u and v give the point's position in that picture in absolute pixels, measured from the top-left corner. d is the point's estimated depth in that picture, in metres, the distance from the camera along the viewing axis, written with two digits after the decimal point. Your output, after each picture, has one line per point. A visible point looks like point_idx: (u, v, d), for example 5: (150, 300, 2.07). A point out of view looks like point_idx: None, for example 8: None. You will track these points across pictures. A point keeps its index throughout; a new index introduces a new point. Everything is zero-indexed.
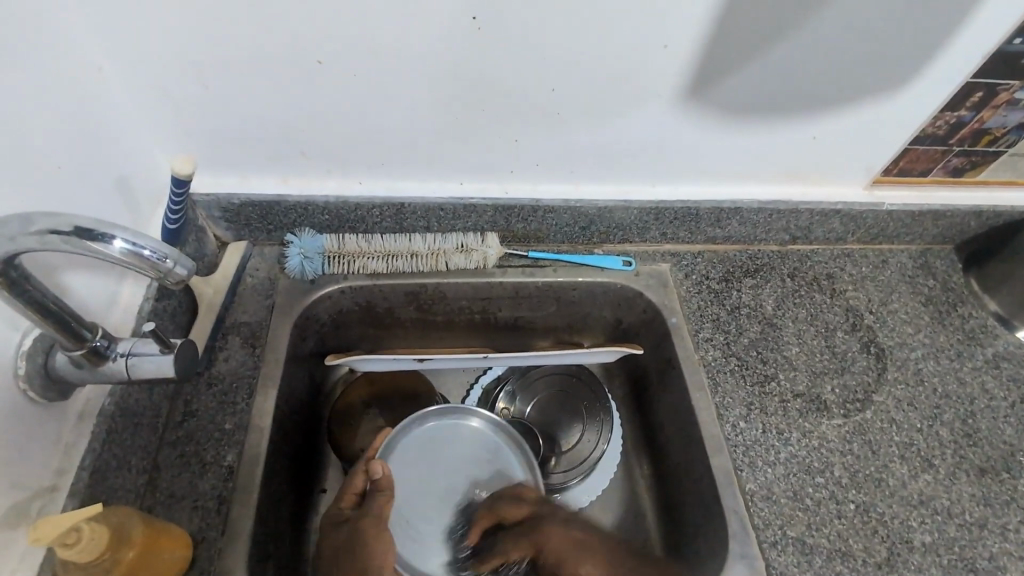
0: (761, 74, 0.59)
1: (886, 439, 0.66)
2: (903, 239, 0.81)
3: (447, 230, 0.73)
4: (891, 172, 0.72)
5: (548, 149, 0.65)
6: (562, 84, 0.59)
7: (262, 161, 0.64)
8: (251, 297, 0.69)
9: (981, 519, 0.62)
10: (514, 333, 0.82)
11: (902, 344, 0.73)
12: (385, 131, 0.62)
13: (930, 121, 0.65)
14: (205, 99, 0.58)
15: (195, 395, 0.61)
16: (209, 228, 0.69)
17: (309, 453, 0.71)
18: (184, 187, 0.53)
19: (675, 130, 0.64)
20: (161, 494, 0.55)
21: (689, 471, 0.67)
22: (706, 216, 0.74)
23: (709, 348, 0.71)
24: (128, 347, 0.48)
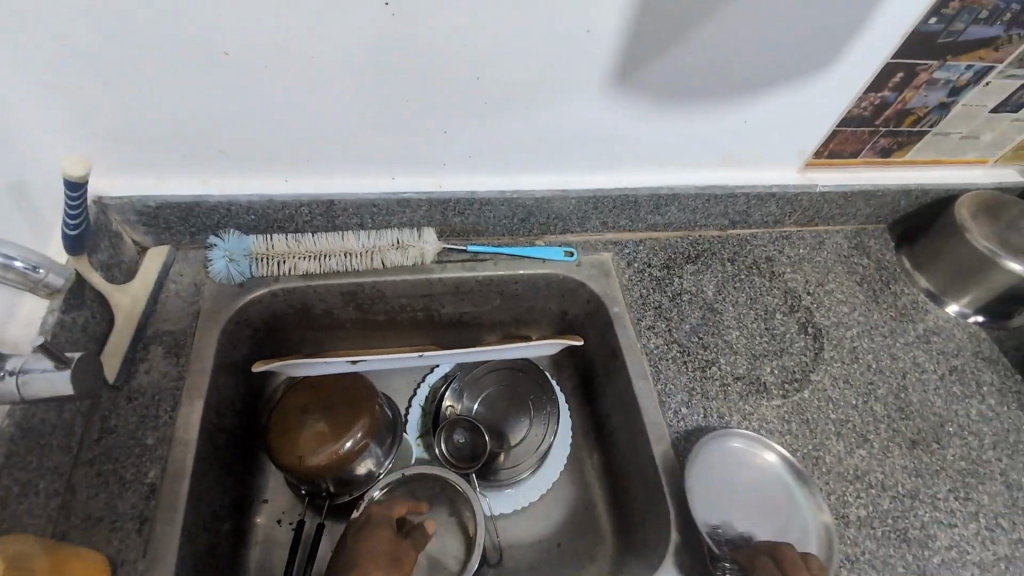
0: (688, 59, 0.58)
1: (824, 417, 0.67)
2: (838, 220, 0.82)
3: (382, 227, 0.70)
4: (822, 155, 0.73)
5: (480, 140, 0.64)
6: (487, 71, 0.57)
7: (175, 160, 0.61)
8: (176, 304, 0.66)
9: (912, 490, 0.63)
10: (459, 330, 0.81)
11: (839, 323, 0.75)
12: (305, 124, 0.59)
13: (856, 103, 0.66)
14: (103, 94, 0.54)
15: (114, 410, 0.58)
16: (126, 233, 0.66)
17: (246, 463, 0.68)
18: (80, 190, 0.50)
19: (607, 118, 0.63)
20: (76, 518, 0.52)
21: (635, 460, 0.67)
22: (645, 204, 0.74)
23: (651, 336, 0.71)
24: (17, 364, 0.44)
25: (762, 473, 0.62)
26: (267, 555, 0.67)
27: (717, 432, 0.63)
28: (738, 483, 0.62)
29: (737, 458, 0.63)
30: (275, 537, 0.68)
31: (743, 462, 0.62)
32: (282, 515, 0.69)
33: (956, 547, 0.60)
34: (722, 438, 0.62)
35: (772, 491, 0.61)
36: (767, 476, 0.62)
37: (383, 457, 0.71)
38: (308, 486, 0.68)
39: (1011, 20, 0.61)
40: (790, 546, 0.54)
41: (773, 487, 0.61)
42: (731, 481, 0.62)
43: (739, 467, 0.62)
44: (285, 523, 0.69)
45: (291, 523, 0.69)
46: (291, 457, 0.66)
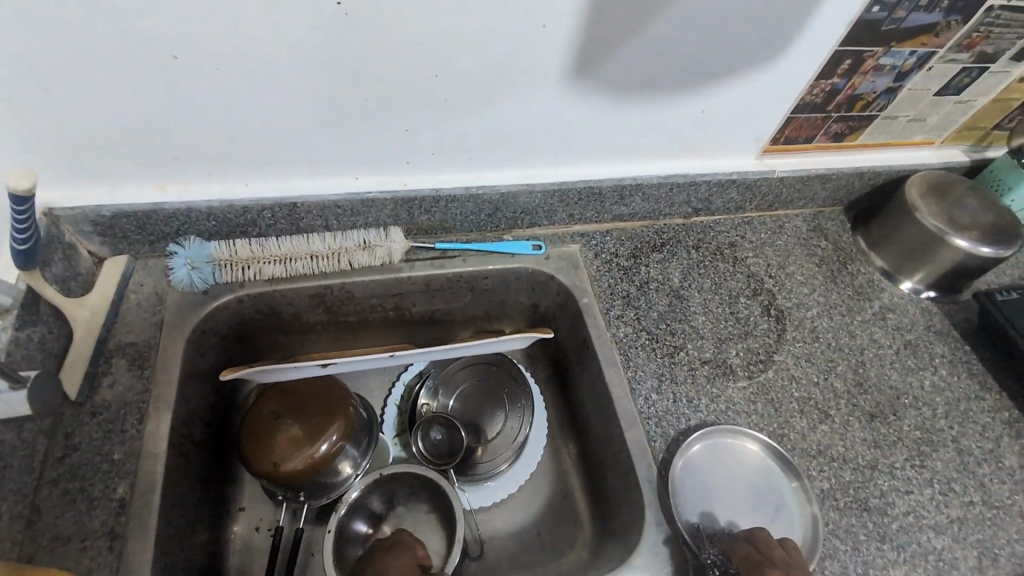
0: (643, 52, 0.59)
1: (788, 396, 0.70)
2: (797, 204, 0.85)
3: (347, 228, 0.70)
4: (778, 142, 0.75)
5: (443, 137, 0.64)
6: (444, 68, 0.57)
7: (128, 167, 0.59)
8: (138, 315, 0.64)
9: (872, 461, 0.66)
10: (432, 327, 0.81)
11: (800, 304, 0.77)
12: (263, 128, 0.58)
13: (808, 90, 0.68)
14: (47, 102, 0.52)
15: (77, 426, 0.57)
16: (81, 244, 0.64)
17: (220, 472, 0.68)
18: (27, 203, 0.48)
19: (567, 111, 0.64)
20: (43, 539, 0.51)
21: (608, 447, 0.68)
22: (609, 196, 0.75)
23: (620, 325, 0.72)
24: None
25: (745, 463, 0.65)
26: (246, 563, 0.66)
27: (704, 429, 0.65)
28: (724, 474, 0.64)
29: (721, 450, 0.65)
30: (254, 544, 0.67)
31: (730, 453, 0.65)
32: (260, 522, 0.69)
33: (913, 513, 0.63)
34: (712, 434, 0.65)
35: (755, 479, 0.64)
36: (749, 464, 0.65)
37: (360, 459, 0.71)
38: (285, 492, 0.67)
39: (950, 6, 0.63)
40: (766, 531, 0.57)
41: (756, 476, 0.64)
42: (719, 473, 0.64)
43: (724, 458, 0.65)
44: (264, 529, 0.69)
45: (270, 529, 0.69)
46: (267, 464, 0.66)
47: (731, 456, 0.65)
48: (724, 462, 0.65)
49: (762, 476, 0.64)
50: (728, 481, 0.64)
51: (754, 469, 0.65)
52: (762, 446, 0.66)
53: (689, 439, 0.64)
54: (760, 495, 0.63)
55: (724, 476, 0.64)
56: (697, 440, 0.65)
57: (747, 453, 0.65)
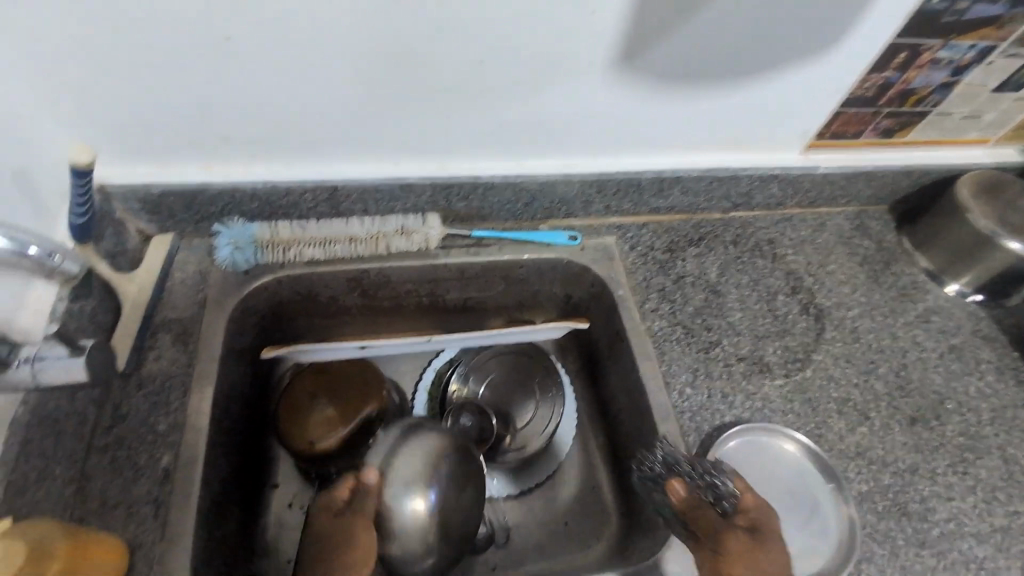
0: (690, 42, 0.58)
1: (825, 396, 0.68)
2: (840, 202, 0.83)
3: (386, 212, 0.70)
4: (825, 136, 0.73)
5: (482, 123, 0.64)
6: (489, 54, 0.57)
7: (177, 148, 0.60)
8: (182, 292, 0.66)
9: (912, 466, 0.65)
10: (465, 315, 0.81)
11: (840, 304, 0.76)
12: (308, 111, 0.59)
13: (860, 83, 0.66)
14: (104, 80, 0.53)
15: (125, 397, 0.58)
16: (129, 221, 0.65)
17: (255, 447, 0.69)
18: (86, 177, 0.49)
19: (609, 100, 0.63)
20: (93, 504, 0.53)
21: (640, 440, 0.68)
22: (648, 187, 0.74)
23: (656, 318, 0.71)
24: (31, 353, 0.44)
25: (780, 462, 0.64)
26: (279, 538, 0.67)
27: (739, 426, 0.64)
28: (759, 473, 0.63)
29: (755, 449, 0.64)
30: (287, 519, 0.69)
31: (767, 453, 0.64)
32: (292, 498, 0.70)
33: (954, 520, 0.62)
34: (747, 431, 0.64)
35: (791, 478, 0.63)
36: (784, 463, 0.64)
37: None
38: (318, 470, 0.68)
39: None
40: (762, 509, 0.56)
41: (790, 475, 0.63)
42: (754, 471, 0.63)
43: (758, 457, 0.64)
44: (296, 506, 0.69)
45: (303, 506, 0.69)
46: (302, 442, 0.67)
47: (765, 456, 0.64)
48: (758, 460, 0.64)
49: (797, 476, 0.63)
50: (762, 480, 0.63)
51: (789, 469, 0.63)
52: (797, 445, 0.64)
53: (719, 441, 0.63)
54: (795, 495, 0.62)
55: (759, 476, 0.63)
56: (730, 437, 0.64)
57: (782, 453, 0.64)
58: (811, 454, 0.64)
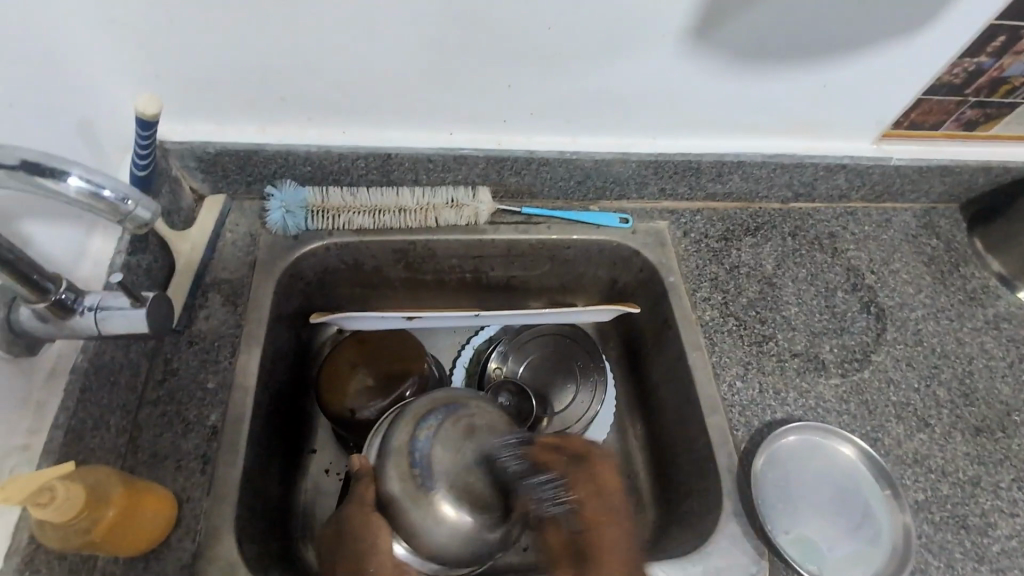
0: (771, 16, 0.55)
1: (883, 399, 0.65)
2: (908, 198, 0.79)
3: (436, 184, 0.69)
4: (902, 125, 0.69)
5: (542, 95, 0.62)
6: (559, 19, 0.55)
7: (235, 106, 0.60)
8: (232, 253, 0.66)
9: (974, 477, 0.62)
10: (505, 293, 0.79)
11: (903, 305, 0.72)
12: (369, 74, 0.58)
13: (948, 68, 0.63)
14: (172, 33, 0.53)
15: (176, 353, 0.59)
16: (184, 179, 0.65)
17: (296, 412, 0.69)
18: (151, 129, 0.49)
19: (678, 75, 0.61)
20: (144, 454, 0.54)
21: (683, 431, 0.66)
22: (707, 171, 0.71)
23: (707, 308, 0.69)
24: (96, 300, 0.44)
25: (832, 463, 0.61)
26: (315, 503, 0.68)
27: (795, 425, 0.62)
28: (807, 473, 0.61)
29: (805, 448, 0.61)
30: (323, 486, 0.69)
31: (818, 453, 0.61)
32: (330, 465, 0.69)
33: (1018, 537, 0.59)
34: (801, 429, 0.62)
35: (842, 481, 0.60)
36: (836, 465, 0.61)
37: None
38: (357, 440, 0.68)
39: None
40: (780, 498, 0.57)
41: (841, 477, 0.61)
42: (802, 471, 0.61)
43: (809, 457, 0.61)
44: (333, 473, 0.69)
45: (339, 474, 0.69)
46: (343, 409, 0.67)
47: (816, 455, 0.61)
48: (808, 459, 0.61)
49: (849, 479, 0.60)
50: (811, 480, 0.61)
51: (841, 471, 0.61)
52: (853, 447, 0.61)
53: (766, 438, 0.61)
54: (845, 498, 0.60)
55: (807, 476, 0.61)
56: (782, 435, 0.61)
57: (835, 454, 0.61)
58: (867, 458, 0.61)
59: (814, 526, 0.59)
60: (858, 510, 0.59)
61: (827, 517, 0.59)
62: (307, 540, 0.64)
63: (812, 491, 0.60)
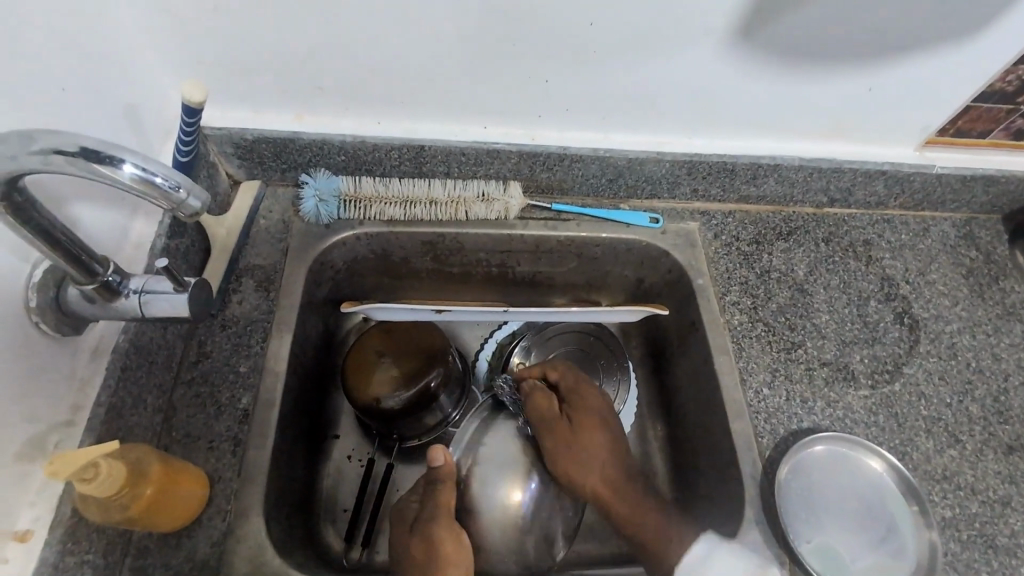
0: (819, 17, 0.55)
1: (914, 412, 0.64)
2: (948, 207, 0.77)
3: (467, 177, 0.69)
4: (947, 133, 0.68)
5: (580, 91, 0.61)
6: (602, 15, 0.54)
7: (274, 93, 0.61)
8: (265, 239, 0.67)
9: (1004, 497, 0.60)
10: (531, 289, 0.78)
11: (938, 317, 0.70)
12: (408, 66, 0.58)
13: (1000, 75, 0.61)
14: (217, 20, 0.54)
15: (209, 336, 0.60)
16: (220, 165, 0.66)
17: (322, 399, 0.70)
18: (196, 117, 0.50)
19: (718, 75, 0.60)
20: (177, 434, 0.55)
21: (706, 435, 0.65)
22: (742, 173, 0.70)
23: (735, 312, 0.68)
24: (141, 283, 0.46)
25: (858, 474, 0.60)
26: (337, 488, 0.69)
27: (823, 433, 0.61)
28: (832, 484, 0.60)
29: (831, 459, 0.61)
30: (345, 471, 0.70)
31: (844, 464, 0.61)
32: (352, 452, 0.70)
33: None
34: (829, 441, 0.61)
35: (867, 493, 0.60)
36: (862, 477, 0.60)
37: (451, 409, 0.72)
38: (380, 427, 0.69)
39: None
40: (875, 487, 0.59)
41: (867, 489, 0.60)
42: (827, 481, 0.60)
43: (834, 467, 0.61)
44: (355, 459, 0.70)
45: (361, 460, 0.70)
46: (368, 399, 0.67)
47: (842, 466, 0.61)
48: (833, 470, 0.61)
49: (875, 491, 0.60)
50: (836, 492, 0.60)
51: (867, 483, 0.60)
52: (880, 459, 0.60)
53: (792, 449, 0.60)
54: (871, 510, 0.59)
55: (832, 487, 0.60)
56: (807, 444, 0.60)
57: (861, 466, 0.61)
58: (895, 470, 0.60)
59: (839, 537, 0.58)
60: (885, 523, 0.58)
61: (852, 529, 0.58)
62: (329, 523, 0.65)
63: (838, 503, 0.60)
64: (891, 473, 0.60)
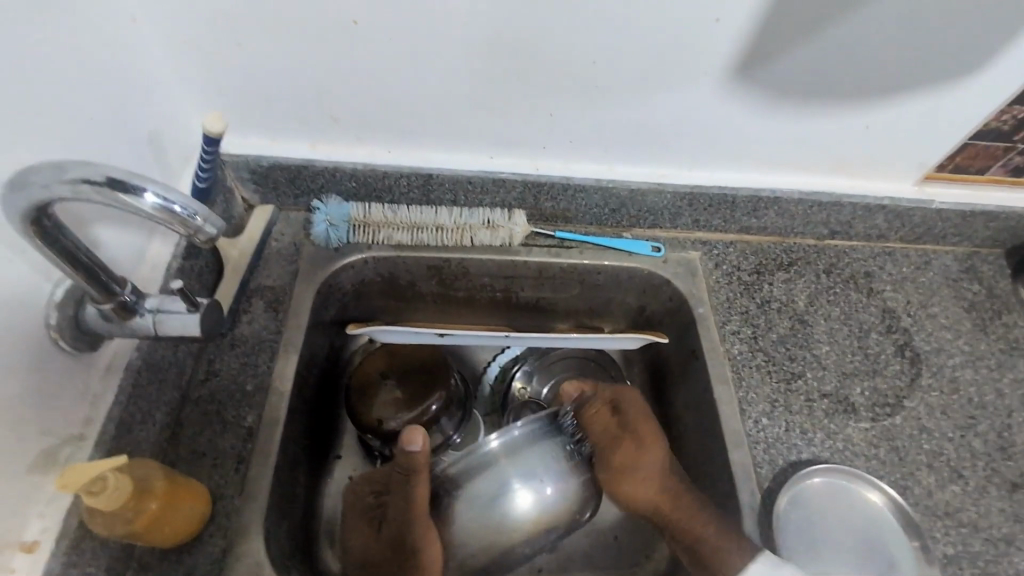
0: (813, 58, 0.57)
1: (915, 446, 0.64)
2: (950, 241, 0.77)
3: (473, 205, 0.71)
4: (945, 169, 0.69)
5: (585, 124, 0.63)
6: (604, 54, 0.57)
7: (290, 123, 0.63)
8: (276, 262, 0.69)
9: (1009, 535, 0.60)
10: (534, 315, 0.80)
11: (939, 350, 0.70)
12: (418, 101, 0.61)
13: (996, 115, 0.62)
14: (239, 55, 0.57)
15: (218, 354, 0.62)
16: (236, 189, 0.69)
17: (326, 418, 0.71)
18: (215, 146, 0.53)
19: (717, 111, 0.62)
20: (183, 450, 0.56)
21: (706, 465, 0.65)
22: (743, 205, 0.71)
23: (735, 341, 0.69)
24: (155, 304, 0.48)
25: (857, 508, 0.60)
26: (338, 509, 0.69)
27: (819, 465, 0.61)
28: (830, 518, 0.60)
29: (828, 491, 0.61)
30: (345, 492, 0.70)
31: (842, 497, 0.60)
32: (353, 472, 0.71)
33: None
34: (829, 471, 0.61)
35: (865, 527, 0.60)
36: (861, 510, 0.60)
37: (453, 431, 0.72)
38: (383, 448, 0.69)
39: None
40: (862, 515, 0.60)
41: (866, 525, 0.60)
42: (826, 515, 0.60)
43: (832, 501, 0.60)
44: None
45: None
46: (370, 420, 0.68)
47: (840, 500, 0.60)
48: (831, 503, 0.60)
49: (873, 526, 0.59)
50: (834, 526, 0.60)
51: (865, 518, 0.60)
52: (880, 492, 0.60)
53: (789, 481, 0.60)
54: (869, 545, 0.59)
55: (830, 521, 0.60)
56: (806, 475, 0.60)
57: (859, 499, 0.60)
58: (894, 505, 0.60)
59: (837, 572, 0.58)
60: (882, 558, 0.58)
61: (850, 564, 0.58)
62: (328, 546, 0.65)
63: (835, 537, 0.59)
64: (891, 508, 0.60)
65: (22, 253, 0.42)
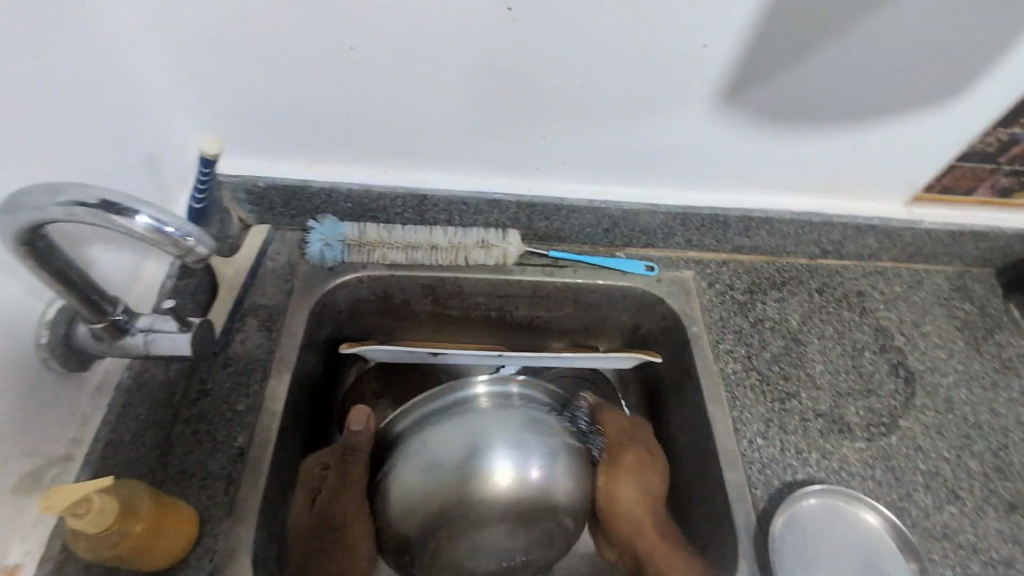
0: (799, 81, 0.58)
1: (910, 466, 0.63)
2: (941, 260, 0.78)
3: (468, 225, 0.71)
4: (934, 189, 0.70)
5: (577, 146, 0.64)
6: (594, 78, 0.58)
7: (287, 144, 0.64)
8: (271, 281, 0.69)
9: (1008, 558, 0.59)
10: (528, 334, 0.80)
11: (934, 369, 0.70)
12: (413, 122, 0.62)
13: (980, 137, 0.64)
14: (236, 77, 0.58)
15: (210, 374, 0.62)
16: (232, 210, 0.70)
17: (319, 439, 0.70)
18: (211, 167, 0.54)
19: (707, 133, 0.63)
20: (173, 471, 0.56)
21: (701, 486, 0.65)
22: (734, 225, 0.72)
23: (729, 360, 0.69)
24: (148, 323, 0.48)
25: (854, 530, 0.59)
26: None
27: (816, 486, 0.60)
28: (827, 541, 0.59)
29: (826, 513, 0.60)
30: None
31: (839, 518, 0.60)
32: None
33: None
34: (826, 492, 0.60)
35: (863, 549, 0.59)
36: (859, 532, 0.59)
37: None
38: None
39: None
40: (860, 538, 0.59)
41: (863, 547, 0.59)
42: (823, 537, 0.59)
43: (829, 522, 0.60)
44: None
45: None
46: None
47: (837, 523, 0.60)
48: (827, 525, 0.59)
49: (870, 548, 0.59)
50: (832, 549, 0.59)
51: (863, 539, 0.59)
52: (878, 514, 0.59)
53: (784, 502, 0.59)
54: (867, 568, 0.58)
55: (827, 544, 0.59)
56: (803, 497, 0.60)
57: (857, 521, 0.60)
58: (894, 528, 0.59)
59: None
60: None
61: None
62: None
63: (833, 560, 0.58)
64: (889, 531, 0.59)
65: (14, 273, 0.42)
